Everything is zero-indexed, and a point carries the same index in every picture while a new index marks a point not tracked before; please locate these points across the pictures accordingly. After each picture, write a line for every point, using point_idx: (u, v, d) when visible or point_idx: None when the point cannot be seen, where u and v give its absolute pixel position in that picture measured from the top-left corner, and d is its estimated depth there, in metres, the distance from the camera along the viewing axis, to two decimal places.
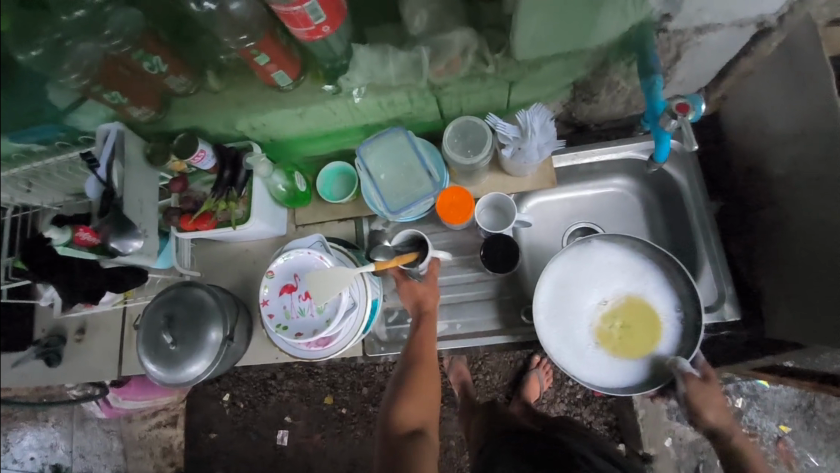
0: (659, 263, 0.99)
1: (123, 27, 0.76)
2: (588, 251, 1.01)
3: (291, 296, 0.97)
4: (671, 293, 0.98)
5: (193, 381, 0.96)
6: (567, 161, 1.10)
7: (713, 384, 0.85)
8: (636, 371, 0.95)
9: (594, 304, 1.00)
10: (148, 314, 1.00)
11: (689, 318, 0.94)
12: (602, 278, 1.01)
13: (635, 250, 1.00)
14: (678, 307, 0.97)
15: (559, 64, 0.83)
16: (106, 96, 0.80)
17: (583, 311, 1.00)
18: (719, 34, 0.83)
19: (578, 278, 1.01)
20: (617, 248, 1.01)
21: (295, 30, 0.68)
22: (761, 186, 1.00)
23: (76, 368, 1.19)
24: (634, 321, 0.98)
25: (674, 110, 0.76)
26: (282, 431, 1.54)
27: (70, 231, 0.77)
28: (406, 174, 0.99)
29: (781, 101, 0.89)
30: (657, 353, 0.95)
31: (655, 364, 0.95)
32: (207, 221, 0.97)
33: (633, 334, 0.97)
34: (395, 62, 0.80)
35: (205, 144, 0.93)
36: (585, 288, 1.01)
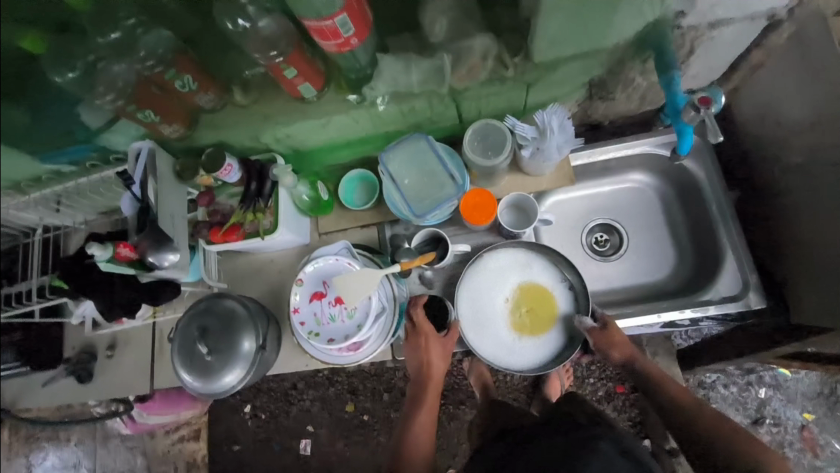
0: (541, 249, 1.06)
1: (156, 48, 0.79)
2: (480, 265, 1.06)
3: (321, 302, 0.99)
4: (555, 267, 1.06)
5: (229, 391, 0.99)
6: (584, 158, 1.11)
7: (612, 329, 0.98)
8: (559, 339, 1.03)
9: (503, 304, 1.05)
10: (181, 327, 1.02)
11: (575, 280, 1.04)
12: (500, 279, 1.07)
13: (518, 244, 1.07)
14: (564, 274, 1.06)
15: (576, 64, 0.85)
16: (139, 115, 0.83)
17: (498, 313, 1.05)
18: (731, 28, 0.85)
19: (481, 289, 1.06)
20: (503, 249, 1.07)
21: (324, 43, 0.70)
22: (779, 174, 1.01)
23: (107, 384, 1.20)
24: (537, 303, 1.05)
25: (696, 103, 0.79)
26: (304, 441, 1.55)
27: (111, 247, 0.82)
28: (428, 178, 1.01)
29: (795, 90, 0.91)
30: (564, 316, 1.04)
31: (567, 325, 1.04)
32: (235, 232, 0.99)
33: (539, 312, 1.05)
34: (419, 69, 0.82)
35: (232, 158, 0.96)
36: (491, 294, 1.06)
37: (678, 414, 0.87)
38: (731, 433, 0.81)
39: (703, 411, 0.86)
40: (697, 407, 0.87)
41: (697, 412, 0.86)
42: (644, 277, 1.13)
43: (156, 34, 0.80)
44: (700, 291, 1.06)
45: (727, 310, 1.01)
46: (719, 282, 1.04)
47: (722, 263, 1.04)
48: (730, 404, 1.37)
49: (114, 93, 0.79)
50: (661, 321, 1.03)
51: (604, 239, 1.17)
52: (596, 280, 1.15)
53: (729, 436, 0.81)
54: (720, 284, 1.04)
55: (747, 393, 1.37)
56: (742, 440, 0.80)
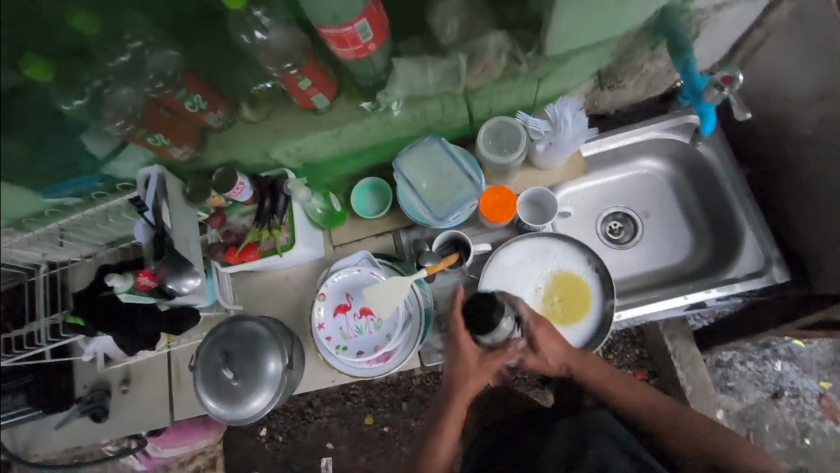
0: (553, 233, 1.05)
1: (163, 69, 0.77)
2: (498, 264, 1.05)
3: (345, 316, 0.98)
4: (573, 249, 1.05)
5: (258, 415, 0.95)
6: (594, 148, 1.11)
7: (544, 340, 0.89)
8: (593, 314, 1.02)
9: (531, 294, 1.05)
10: (203, 355, 0.98)
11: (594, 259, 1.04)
12: (522, 271, 1.05)
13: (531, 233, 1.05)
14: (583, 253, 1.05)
15: (588, 55, 0.85)
16: (149, 139, 0.80)
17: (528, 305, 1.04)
18: (735, 9, 0.87)
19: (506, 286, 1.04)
20: (518, 243, 1.05)
21: (342, 51, 0.69)
22: (788, 149, 1.02)
23: (123, 421, 1.16)
24: (565, 285, 1.04)
25: (720, 82, 0.80)
26: (325, 459, 1.51)
27: (132, 277, 0.79)
28: (445, 180, 0.99)
29: (799, 64, 0.92)
30: (592, 289, 1.03)
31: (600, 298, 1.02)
32: (252, 252, 0.97)
33: (569, 294, 1.04)
34: (435, 70, 0.81)
35: (243, 176, 0.94)
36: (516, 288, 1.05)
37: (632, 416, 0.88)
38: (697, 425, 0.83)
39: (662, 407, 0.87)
40: (646, 407, 0.88)
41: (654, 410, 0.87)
42: (663, 262, 1.13)
43: (162, 55, 0.78)
44: (722, 270, 1.06)
45: (752, 287, 1.02)
46: (741, 259, 1.04)
47: (741, 241, 1.05)
48: (748, 380, 1.38)
49: (123, 119, 0.77)
50: (688, 303, 1.03)
51: (619, 227, 1.16)
52: (615, 269, 1.14)
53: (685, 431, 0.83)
54: (742, 260, 1.04)
55: (764, 367, 1.38)
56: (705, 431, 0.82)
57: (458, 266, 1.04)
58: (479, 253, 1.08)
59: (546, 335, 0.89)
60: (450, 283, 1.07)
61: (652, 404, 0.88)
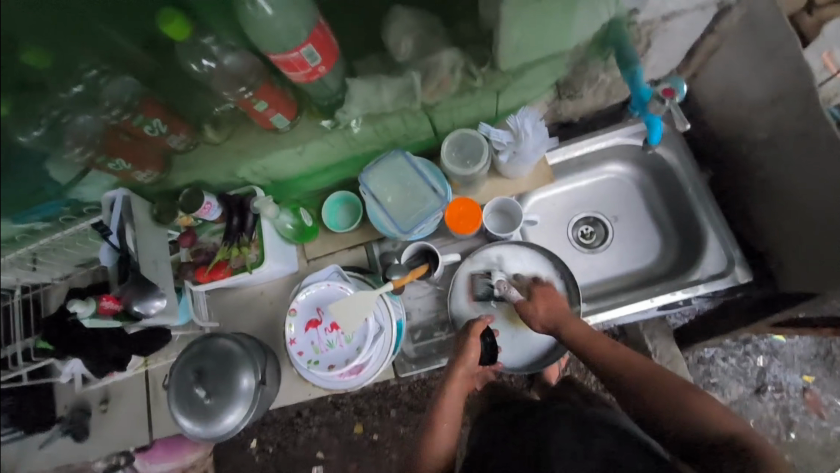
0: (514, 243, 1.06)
1: (121, 96, 0.78)
2: (464, 277, 1.06)
3: (317, 330, 0.98)
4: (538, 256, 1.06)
5: (232, 431, 0.96)
6: (560, 156, 1.13)
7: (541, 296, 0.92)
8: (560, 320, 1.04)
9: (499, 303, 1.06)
10: (176, 372, 0.99)
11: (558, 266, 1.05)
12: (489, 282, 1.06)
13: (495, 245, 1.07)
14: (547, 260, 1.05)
15: (542, 68, 0.87)
16: (109, 165, 0.82)
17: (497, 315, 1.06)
18: (684, 18, 0.89)
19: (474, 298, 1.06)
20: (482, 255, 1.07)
21: (292, 74, 0.71)
22: (747, 152, 1.04)
23: (104, 441, 1.16)
24: None
25: (661, 94, 0.85)
26: (316, 469, 1.51)
27: (95, 302, 0.78)
28: (410, 193, 1.01)
29: (750, 69, 0.94)
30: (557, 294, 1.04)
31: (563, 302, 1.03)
32: (222, 270, 0.98)
33: None
34: (390, 89, 0.83)
35: (210, 196, 0.95)
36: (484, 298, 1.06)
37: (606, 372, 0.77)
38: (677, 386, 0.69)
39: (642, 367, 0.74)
40: (624, 364, 0.76)
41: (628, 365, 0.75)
42: (634, 264, 1.15)
43: (120, 83, 0.79)
44: (688, 272, 1.08)
45: (716, 288, 1.04)
46: (705, 261, 1.06)
47: (705, 243, 1.07)
48: (731, 376, 1.39)
49: (83, 146, 0.78)
50: (655, 305, 1.05)
51: (590, 232, 1.18)
52: (587, 273, 1.16)
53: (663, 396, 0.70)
54: (706, 262, 1.06)
55: (746, 363, 1.39)
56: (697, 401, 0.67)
57: (428, 277, 1.06)
58: (448, 264, 1.10)
59: (545, 298, 0.91)
60: (422, 294, 1.12)
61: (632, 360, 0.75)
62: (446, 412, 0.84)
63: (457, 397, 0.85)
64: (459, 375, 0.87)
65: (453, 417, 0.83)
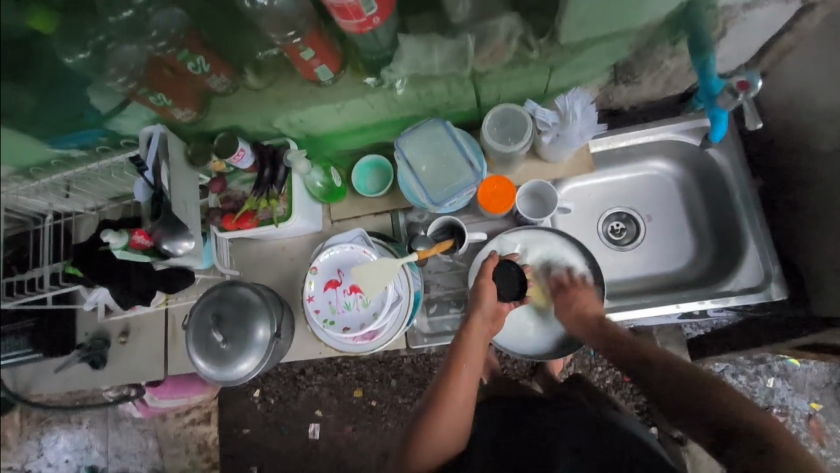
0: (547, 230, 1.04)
1: (168, 28, 0.77)
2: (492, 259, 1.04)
3: (335, 291, 0.98)
4: (567, 246, 1.04)
5: (243, 379, 0.98)
6: (603, 145, 1.09)
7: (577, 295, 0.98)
8: None
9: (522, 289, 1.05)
10: (195, 315, 1.01)
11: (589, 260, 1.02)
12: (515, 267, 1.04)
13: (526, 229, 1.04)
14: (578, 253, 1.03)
15: (604, 46, 0.82)
16: (151, 98, 0.81)
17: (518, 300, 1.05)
18: (766, 9, 0.82)
19: None
20: (513, 238, 1.05)
21: (345, 22, 0.68)
22: (806, 163, 0.98)
23: (120, 369, 1.21)
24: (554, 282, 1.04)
25: (734, 88, 0.78)
26: (313, 425, 1.56)
27: (127, 235, 0.81)
28: (445, 164, 0.98)
29: (829, 74, 0.87)
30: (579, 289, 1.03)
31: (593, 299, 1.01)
32: (249, 220, 0.97)
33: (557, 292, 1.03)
34: (441, 51, 0.79)
35: (244, 143, 0.93)
36: None
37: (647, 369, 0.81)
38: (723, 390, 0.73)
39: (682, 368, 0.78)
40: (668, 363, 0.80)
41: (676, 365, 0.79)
42: (662, 268, 1.11)
43: (169, 14, 0.77)
44: (721, 282, 1.04)
45: (749, 301, 1.00)
46: (740, 272, 1.02)
47: (743, 254, 1.03)
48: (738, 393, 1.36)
49: (126, 76, 0.77)
50: (680, 311, 1.02)
51: (621, 228, 1.14)
52: (612, 270, 1.13)
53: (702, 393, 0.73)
54: (741, 275, 1.02)
55: (755, 382, 1.36)
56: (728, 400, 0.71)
57: (451, 252, 1.04)
58: (473, 242, 1.08)
59: (583, 294, 0.98)
60: (443, 269, 1.11)
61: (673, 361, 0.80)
62: (469, 355, 0.85)
63: (479, 343, 0.88)
64: (478, 321, 0.90)
65: (475, 362, 0.85)
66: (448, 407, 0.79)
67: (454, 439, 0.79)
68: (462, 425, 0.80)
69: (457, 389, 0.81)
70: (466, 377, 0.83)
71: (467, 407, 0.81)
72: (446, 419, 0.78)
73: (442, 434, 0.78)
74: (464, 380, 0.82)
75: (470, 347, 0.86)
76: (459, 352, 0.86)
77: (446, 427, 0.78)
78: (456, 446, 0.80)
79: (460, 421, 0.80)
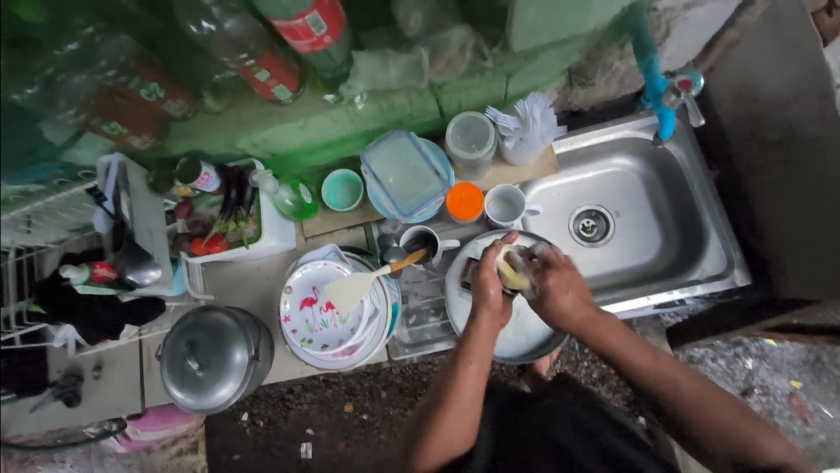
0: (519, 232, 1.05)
1: (118, 56, 0.76)
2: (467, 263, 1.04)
3: (311, 309, 0.97)
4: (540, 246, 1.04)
5: (222, 405, 0.96)
6: (567, 145, 1.11)
7: (558, 289, 0.76)
8: None
9: None
10: (169, 344, 0.99)
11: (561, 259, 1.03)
12: None
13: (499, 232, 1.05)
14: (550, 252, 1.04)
15: (555, 52, 0.84)
16: (105, 127, 0.80)
17: None
18: (706, 8, 0.86)
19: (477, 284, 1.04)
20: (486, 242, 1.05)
21: (296, 43, 0.69)
22: (756, 152, 1.02)
23: (96, 406, 1.17)
24: None
25: (677, 87, 0.80)
26: (305, 444, 1.53)
27: (87, 269, 0.79)
28: (413, 175, 0.99)
29: (770, 67, 0.91)
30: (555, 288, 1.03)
31: None
32: (218, 243, 0.96)
33: None
34: (396, 65, 0.80)
35: (208, 167, 0.93)
36: None
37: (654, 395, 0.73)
38: (736, 412, 0.69)
39: (691, 391, 0.71)
40: (674, 383, 0.72)
41: (685, 392, 0.71)
42: (633, 261, 1.14)
43: (117, 42, 0.77)
44: (688, 271, 1.07)
45: (713, 288, 1.04)
46: (704, 261, 1.05)
47: (706, 243, 1.06)
48: (720, 376, 1.39)
49: (77, 107, 0.76)
50: (651, 303, 1.05)
51: (591, 225, 1.16)
52: (585, 267, 1.15)
53: (715, 425, 0.69)
54: (706, 263, 1.05)
55: (735, 364, 1.39)
56: (737, 432, 0.68)
57: (426, 261, 1.05)
58: (447, 249, 1.09)
59: (570, 282, 0.77)
60: (420, 278, 1.11)
61: (680, 380, 0.72)
62: (476, 352, 0.77)
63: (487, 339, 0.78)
64: (484, 318, 0.78)
65: (482, 359, 0.77)
66: (453, 411, 0.74)
67: (461, 436, 0.75)
68: (470, 422, 0.76)
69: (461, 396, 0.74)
70: (474, 376, 0.76)
71: (474, 409, 0.76)
72: (451, 425, 0.74)
73: (448, 433, 0.73)
74: (471, 384, 0.75)
75: (477, 345, 0.77)
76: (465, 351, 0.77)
77: (452, 432, 0.74)
78: (464, 443, 0.76)
79: (468, 419, 0.75)
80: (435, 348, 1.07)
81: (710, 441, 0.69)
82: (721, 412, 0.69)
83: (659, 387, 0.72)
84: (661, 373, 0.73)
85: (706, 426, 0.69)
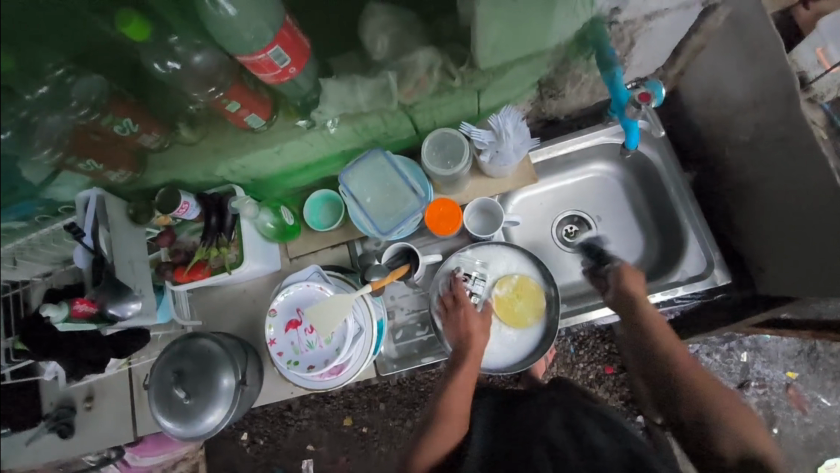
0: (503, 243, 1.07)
1: (89, 95, 0.78)
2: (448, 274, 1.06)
3: (297, 331, 0.98)
4: (517, 255, 1.07)
5: (212, 431, 0.96)
6: (544, 155, 1.13)
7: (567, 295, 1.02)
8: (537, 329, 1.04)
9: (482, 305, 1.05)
10: (156, 373, 0.99)
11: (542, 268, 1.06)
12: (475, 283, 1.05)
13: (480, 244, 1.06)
14: (527, 261, 1.06)
15: (522, 67, 0.85)
16: (81, 165, 0.82)
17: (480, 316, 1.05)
18: (668, 17, 0.88)
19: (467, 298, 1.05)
20: (470, 252, 1.07)
21: (262, 76, 0.70)
22: (730, 153, 1.03)
23: (90, 436, 1.17)
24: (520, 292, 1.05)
25: (637, 100, 0.82)
26: (306, 461, 1.53)
27: (67, 306, 0.77)
28: (391, 193, 1.01)
29: (735, 71, 0.92)
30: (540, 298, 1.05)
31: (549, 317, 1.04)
32: (201, 270, 0.97)
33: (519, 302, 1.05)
34: (365, 89, 0.81)
35: (187, 195, 0.94)
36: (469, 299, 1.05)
37: (670, 374, 0.86)
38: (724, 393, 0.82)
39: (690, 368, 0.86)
40: (688, 361, 0.87)
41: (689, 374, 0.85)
42: None
43: (89, 81, 0.78)
44: (668, 273, 1.08)
45: (696, 289, 1.04)
46: (685, 263, 1.06)
47: (686, 245, 1.07)
48: (715, 371, 1.39)
49: (52, 147, 0.76)
50: None
51: (574, 231, 1.17)
52: (570, 273, 1.15)
53: (725, 410, 0.79)
54: (687, 263, 1.06)
55: (730, 359, 1.40)
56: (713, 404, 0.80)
57: (408, 277, 1.05)
58: (430, 263, 1.10)
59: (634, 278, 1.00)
60: (406, 292, 1.12)
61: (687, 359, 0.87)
62: (465, 371, 0.91)
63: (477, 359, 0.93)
64: (474, 342, 0.95)
65: (471, 373, 0.91)
66: (446, 422, 0.85)
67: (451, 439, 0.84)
68: (458, 431, 0.85)
69: (452, 409, 0.87)
70: (460, 395, 0.88)
71: (463, 420, 0.86)
72: (445, 434, 0.84)
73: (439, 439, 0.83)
74: (461, 395, 0.89)
75: (469, 363, 0.92)
76: (458, 368, 0.92)
77: (442, 445, 0.83)
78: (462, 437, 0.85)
79: (456, 430, 0.85)
80: (423, 362, 1.08)
81: (713, 419, 0.79)
82: (732, 404, 0.80)
83: (676, 363, 0.87)
84: (682, 354, 0.88)
85: (700, 392, 0.82)
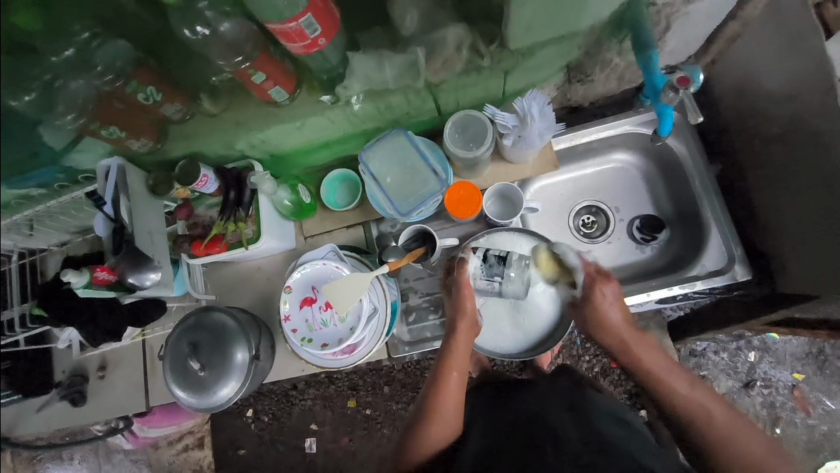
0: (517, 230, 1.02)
1: (114, 61, 0.77)
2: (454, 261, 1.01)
3: (311, 308, 0.98)
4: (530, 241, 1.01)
5: (226, 404, 0.97)
6: (565, 142, 1.11)
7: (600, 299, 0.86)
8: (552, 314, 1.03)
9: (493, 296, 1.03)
10: (171, 345, 1.00)
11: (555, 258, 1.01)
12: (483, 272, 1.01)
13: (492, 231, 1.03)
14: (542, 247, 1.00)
15: (553, 48, 0.83)
16: (103, 132, 0.80)
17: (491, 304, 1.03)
18: (705, 2, 0.85)
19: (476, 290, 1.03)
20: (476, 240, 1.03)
21: (291, 45, 0.69)
22: (758, 146, 1.01)
23: (102, 404, 1.19)
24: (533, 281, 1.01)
25: (676, 84, 0.81)
26: (309, 439, 1.54)
27: (88, 273, 0.78)
28: (410, 174, 1.00)
29: (770, 61, 0.90)
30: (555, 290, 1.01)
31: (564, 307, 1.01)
32: (218, 245, 0.97)
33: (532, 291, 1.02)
34: (392, 65, 0.80)
35: (207, 168, 0.93)
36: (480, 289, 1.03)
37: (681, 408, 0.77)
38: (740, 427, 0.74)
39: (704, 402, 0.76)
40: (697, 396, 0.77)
41: (699, 405, 0.76)
42: (633, 257, 1.13)
43: (113, 46, 0.77)
44: (687, 267, 1.06)
45: (714, 284, 1.03)
46: (705, 257, 1.04)
47: (707, 239, 1.05)
48: (722, 370, 1.39)
49: (75, 113, 0.77)
50: (652, 299, 1.04)
51: (591, 221, 1.16)
52: None
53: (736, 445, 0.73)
54: (706, 258, 1.04)
55: (738, 358, 1.39)
56: (728, 425, 0.74)
57: (424, 260, 1.04)
58: (446, 248, 1.09)
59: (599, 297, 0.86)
60: (421, 275, 1.11)
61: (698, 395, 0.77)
62: (456, 361, 0.87)
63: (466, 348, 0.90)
64: (461, 328, 0.90)
65: (462, 363, 0.87)
66: (436, 420, 0.82)
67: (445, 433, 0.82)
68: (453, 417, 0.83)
69: (444, 403, 0.83)
70: (453, 384, 0.85)
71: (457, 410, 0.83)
72: (435, 430, 0.81)
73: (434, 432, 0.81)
74: (452, 386, 0.85)
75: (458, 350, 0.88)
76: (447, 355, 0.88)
77: (435, 436, 0.81)
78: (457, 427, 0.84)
79: (450, 423, 0.83)
80: (434, 346, 1.08)
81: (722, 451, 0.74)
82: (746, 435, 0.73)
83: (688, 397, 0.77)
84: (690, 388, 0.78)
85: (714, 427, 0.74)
